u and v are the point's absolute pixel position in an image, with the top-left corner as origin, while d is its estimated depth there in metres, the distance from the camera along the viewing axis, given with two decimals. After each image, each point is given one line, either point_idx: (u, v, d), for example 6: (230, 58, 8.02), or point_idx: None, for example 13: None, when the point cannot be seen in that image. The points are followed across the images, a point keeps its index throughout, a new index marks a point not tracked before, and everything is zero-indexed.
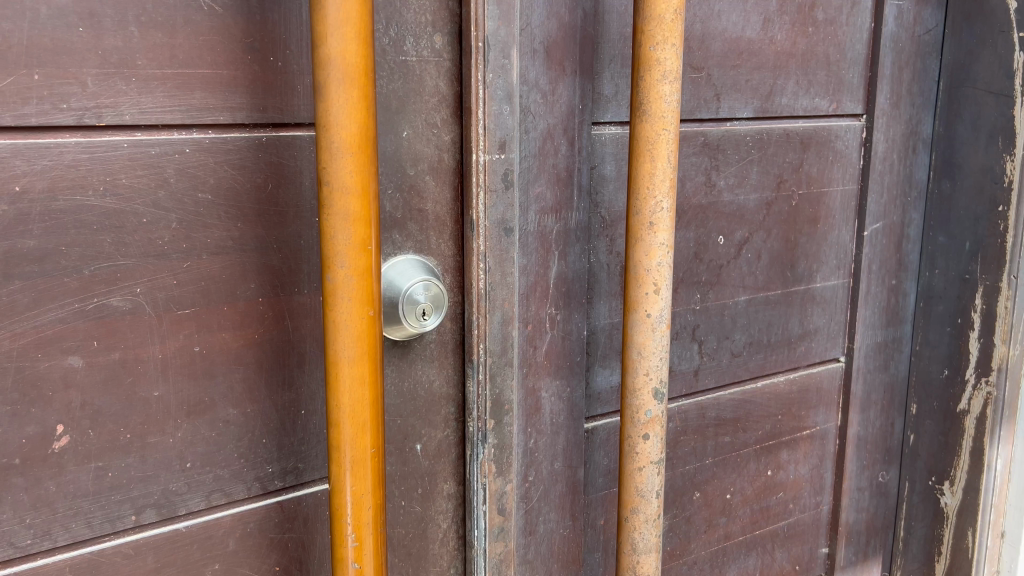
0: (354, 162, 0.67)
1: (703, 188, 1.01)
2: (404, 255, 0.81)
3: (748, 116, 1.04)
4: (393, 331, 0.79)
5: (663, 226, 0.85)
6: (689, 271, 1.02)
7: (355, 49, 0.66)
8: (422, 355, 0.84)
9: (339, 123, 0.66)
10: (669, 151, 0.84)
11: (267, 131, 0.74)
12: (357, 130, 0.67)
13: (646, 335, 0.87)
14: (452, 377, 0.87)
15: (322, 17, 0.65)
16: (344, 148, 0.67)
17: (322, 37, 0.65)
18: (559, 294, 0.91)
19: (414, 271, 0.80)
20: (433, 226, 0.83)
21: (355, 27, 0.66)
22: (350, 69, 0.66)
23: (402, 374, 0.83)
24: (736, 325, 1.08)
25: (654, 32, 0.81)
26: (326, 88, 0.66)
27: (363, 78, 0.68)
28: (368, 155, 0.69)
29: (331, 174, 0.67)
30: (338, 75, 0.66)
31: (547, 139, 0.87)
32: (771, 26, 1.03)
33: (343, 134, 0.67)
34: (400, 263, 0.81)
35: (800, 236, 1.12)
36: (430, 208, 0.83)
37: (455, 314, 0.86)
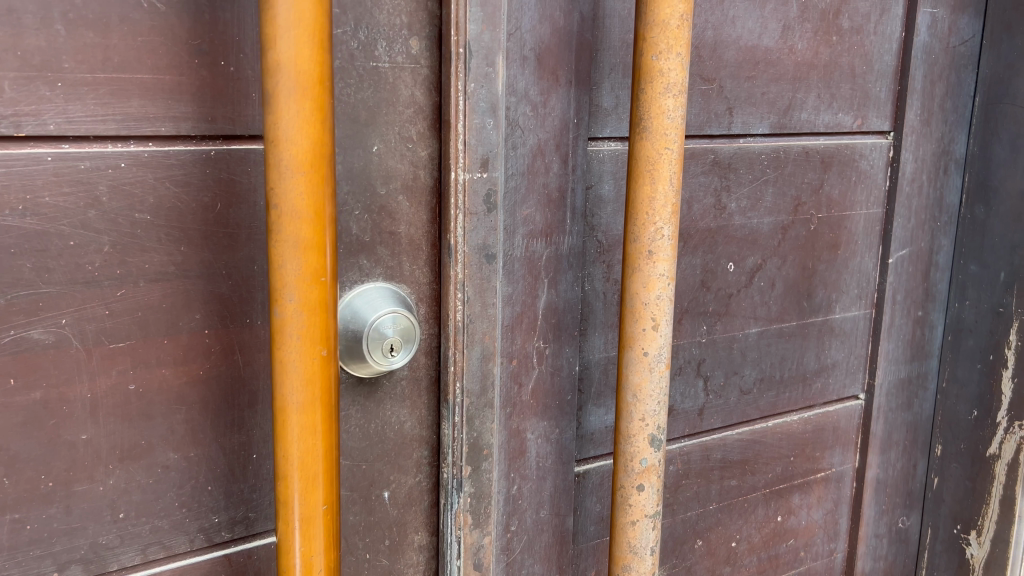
0: (306, 182, 0.59)
1: (712, 210, 0.93)
2: (377, 282, 0.74)
3: (763, 132, 0.95)
4: (355, 368, 0.71)
5: (664, 256, 0.77)
6: (694, 300, 0.94)
7: (309, 56, 0.59)
8: (392, 394, 0.76)
9: (288, 138, 0.59)
10: (672, 173, 0.75)
11: (217, 143, 0.66)
12: (310, 146, 0.60)
13: (642, 375, 0.78)
14: (426, 417, 0.78)
15: (271, 17, 0.57)
16: (294, 167, 0.59)
17: (272, 40, 0.57)
18: (547, 325, 0.83)
19: (382, 301, 0.73)
20: (407, 250, 0.75)
21: (309, 30, 0.58)
22: (303, 77, 0.59)
23: (370, 414, 0.75)
24: (746, 359, 1.00)
25: (657, 39, 0.73)
26: (275, 98, 0.58)
27: (319, 88, 0.60)
28: (323, 175, 0.61)
29: (279, 196, 0.59)
30: (288, 84, 0.58)
31: (537, 155, 0.79)
32: (790, 34, 0.94)
33: (293, 151, 0.59)
34: (371, 292, 0.73)
35: (819, 263, 1.03)
36: (403, 230, 0.74)
37: (430, 347, 0.77)
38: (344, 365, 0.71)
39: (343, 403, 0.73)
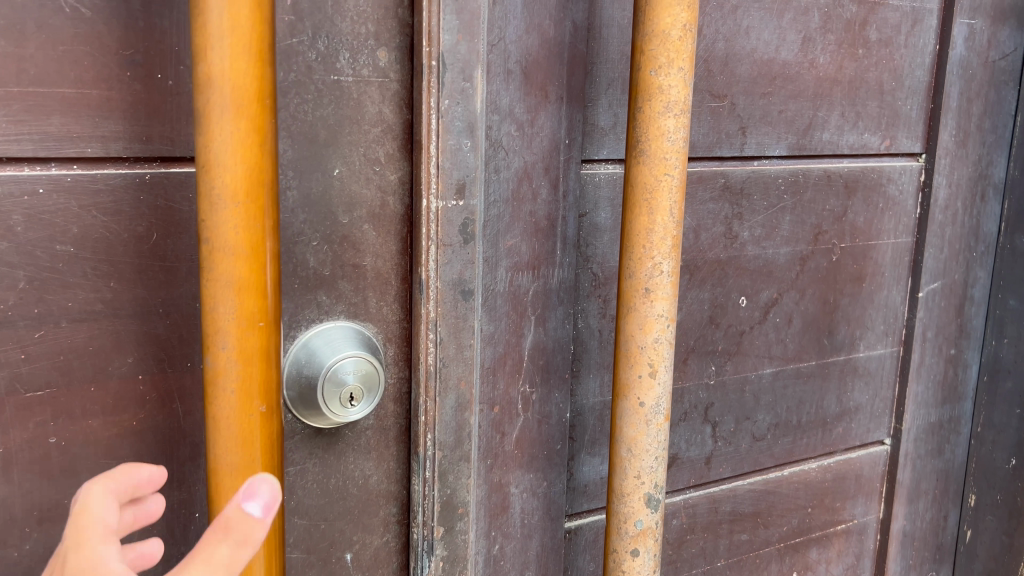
0: (241, 213, 0.52)
1: (723, 240, 0.84)
2: (343, 321, 0.66)
3: (780, 154, 0.86)
4: (311, 417, 0.64)
5: (663, 294, 0.68)
6: (701, 338, 0.85)
7: (247, 70, 0.51)
8: (356, 445, 0.68)
9: (221, 164, 0.51)
10: (673, 202, 0.67)
11: (153, 166, 0.59)
12: (247, 172, 0.52)
13: (637, 427, 0.70)
14: (395, 471, 0.71)
15: (203, 26, 0.50)
16: (229, 195, 0.52)
17: (202, 51, 0.50)
18: (534, 367, 0.75)
19: (344, 341, 0.65)
20: (373, 284, 0.67)
21: (245, 40, 0.51)
22: (239, 93, 0.51)
23: (330, 468, 0.67)
24: (759, 403, 0.91)
25: (657, 51, 0.64)
26: (206, 117, 0.51)
27: (259, 106, 0.52)
28: (263, 205, 0.53)
29: (211, 229, 0.52)
30: (222, 102, 0.51)
31: (523, 180, 0.70)
32: (811, 47, 0.85)
33: (226, 178, 0.52)
34: (335, 332, 0.65)
35: (841, 297, 0.94)
36: (369, 263, 0.66)
37: (399, 393, 0.69)
38: (299, 415, 0.63)
39: (298, 457, 0.65)
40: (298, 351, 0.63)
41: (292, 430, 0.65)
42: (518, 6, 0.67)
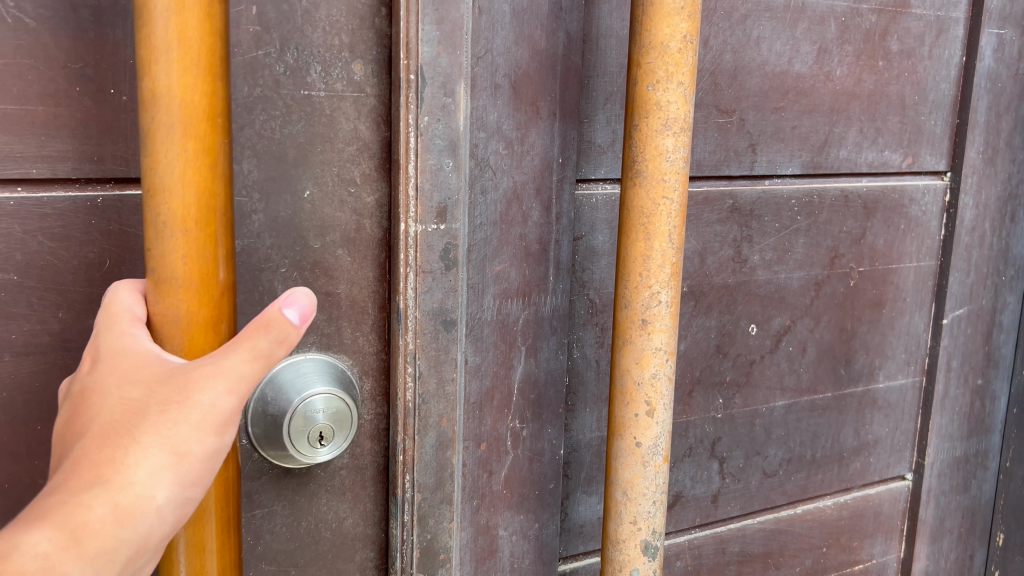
0: (188, 242, 0.48)
1: (732, 264, 0.79)
2: (316, 352, 0.61)
3: (793, 173, 0.81)
4: (276, 455, 0.59)
5: (661, 326, 0.63)
6: (707, 369, 0.80)
7: (197, 86, 0.47)
8: (329, 486, 0.64)
9: (167, 189, 0.47)
10: (672, 227, 0.62)
11: (106, 188, 0.54)
12: (195, 197, 0.48)
13: (633, 470, 0.65)
14: (373, 513, 0.66)
15: (149, 38, 0.46)
16: (175, 223, 0.48)
17: (146, 66, 0.46)
18: (524, 401, 0.70)
19: (315, 376, 0.60)
20: (348, 313, 0.62)
21: (194, 54, 0.47)
22: (187, 111, 0.47)
23: (301, 511, 0.63)
24: (771, 438, 0.85)
25: (654, 65, 0.59)
26: (152, 138, 0.47)
27: (210, 125, 0.48)
28: (214, 233, 0.49)
29: (158, 259, 0.48)
30: (168, 121, 0.47)
31: (512, 202, 0.66)
32: (827, 58, 0.80)
33: (173, 204, 0.47)
34: (308, 364, 0.60)
35: (859, 324, 0.88)
36: (343, 291, 0.62)
37: (377, 430, 0.65)
38: (264, 453, 0.59)
39: (265, 499, 0.61)
40: (267, 383, 0.58)
41: (258, 470, 0.60)
42: (507, 16, 0.62)
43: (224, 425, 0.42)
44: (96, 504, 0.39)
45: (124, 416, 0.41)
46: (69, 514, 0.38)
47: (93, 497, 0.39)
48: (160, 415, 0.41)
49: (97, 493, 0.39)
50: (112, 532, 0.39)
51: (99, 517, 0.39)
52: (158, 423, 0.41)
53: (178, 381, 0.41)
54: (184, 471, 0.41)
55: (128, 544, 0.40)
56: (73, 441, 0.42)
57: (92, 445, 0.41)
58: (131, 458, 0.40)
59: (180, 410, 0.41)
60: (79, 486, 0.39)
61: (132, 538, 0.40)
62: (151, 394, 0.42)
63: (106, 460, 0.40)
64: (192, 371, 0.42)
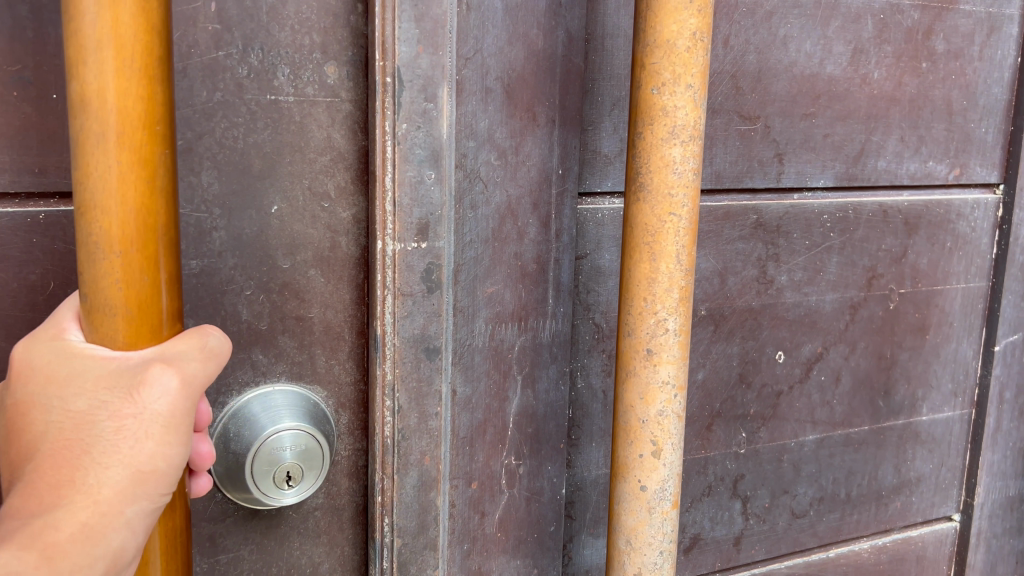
0: (123, 266, 0.42)
1: (756, 285, 0.72)
2: (288, 384, 0.56)
3: (826, 185, 0.73)
4: (244, 498, 0.53)
5: (668, 357, 0.56)
6: (728, 401, 0.73)
7: (131, 90, 0.41)
8: (302, 528, 0.58)
9: (99, 205, 0.41)
10: (680, 246, 0.55)
11: (50, 204, 0.49)
12: (132, 215, 0.42)
13: (638, 516, 0.58)
14: (351, 557, 0.60)
15: (77, 36, 0.40)
16: (108, 244, 0.42)
17: (73, 67, 0.40)
18: (520, 436, 0.63)
19: (286, 412, 0.54)
20: (322, 339, 0.57)
21: (129, 53, 0.41)
22: (121, 117, 0.41)
23: (271, 556, 0.57)
24: (800, 475, 0.78)
25: (660, 66, 0.53)
26: (82, 149, 0.41)
27: (148, 134, 0.42)
28: (154, 255, 0.43)
29: (90, 285, 0.42)
30: (99, 130, 0.41)
31: (506, 218, 0.59)
32: (864, 60, 0.72)
33: (107, 222, 0.42)
34: (279, 398, 0.55)
35: (900, 351, 0.80)
36: (317, 315, 0.56)
37: (355, 467, 0.59)
38: (230, 492, 0.53)
39: (230, 543, 0.55)
40: (231, 418, 0.53)
41: (222, 512, 0.55)
42: (499, 13, 0.57)
43: (180, 430, 0.42)
44: (64, 523, 0.39)
45: (75, 432, 0.40)
46: (36, 536, 0.38)
47: (59, 517, 0.39)
48: (115, 429, 0.40)
49: (63, 514, 0.39)
50: (84, 549, 0.39)
51: (68, 537, 0.39)
52: (114, 437, 0.40)
53: (128, 391, 0.40)
54: (147, 482, 0.41)
55: (102, 559, 0.40)
56: (24, 457, 0.41)
57: (45, 463, 0.40)
58: (92, 477, 0.40)
59: (136, 421, 0.41)
60: (41, 509, 0.39)
61: (103, 553, 0.40)
62: (101, 406, 0.41)
63: (66, 480, 0.40)
64: (140, 378, 0.41)
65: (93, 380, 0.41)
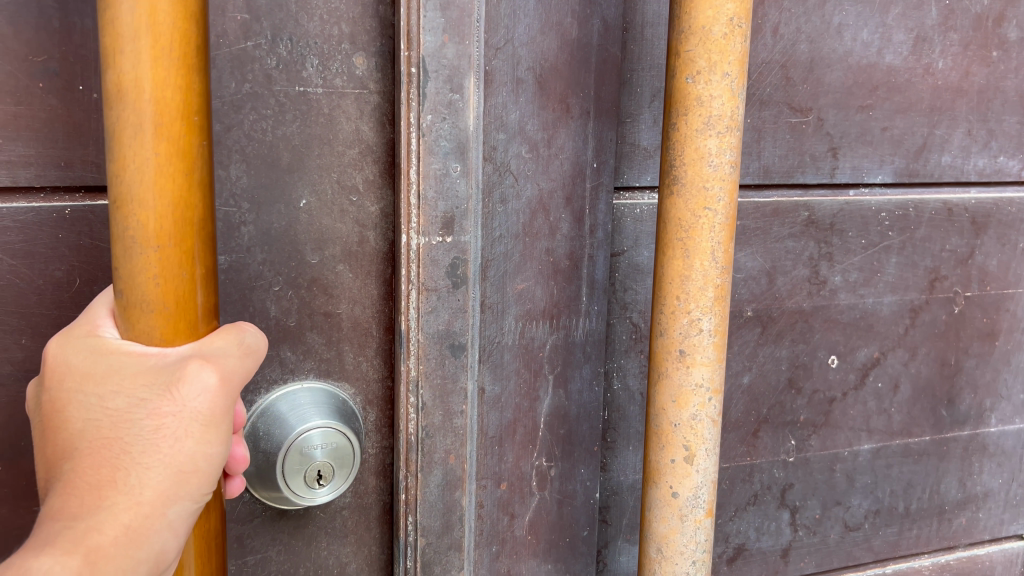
0: (161, 260, 0.41)
1: (807, 286, 0.69)
2: (316, 380, 0.55)
3: (885, 182, 0.70)
4: (273, 496, 0.52)
5: (702, 359, 0.54)
6: (777, 406, 0.70)
7: (169, 80, 0.40)
8: (330, 528, 0.57)
9: (137, 199, 0.41)
10: (714, 241, 0.52)
11: (76, 199, 0.49)
12: (169, 209, 0.41)
13: (669, 524, 0.56)
14: (377, 557, 0.60)
15: (113, 25, 0.39)
16: (145, 238, 0.41)
17: (109, 57, 0.40)
18: (552, 438, 0.62)
19: (314, 410, 0.53)
20: (349, 336, 0.56)
21: (166, 43, 0.40)
22: (159, 109, 0.40)
23: (298, 556, 0.57)
24: (854, 486, 0.74)
25: (694, 54, 0.51)
26: (119, 141, 0.41)
27: (185, 125, 0.42)
28: (191, 249, 0.43)
29: (127, 282, 0.41)
30: (136, 123, 0.40)
31: (537, 213, 0.58)
32: (928, 48, 0.68)
33: (144, 216, 0.41)
34: (310, 396, 0.54)
35: (965, 358, 0.76)
36: (345, 311, 0.56)
37: (381, 466, 0.59)
38: (259, 491, 0.52)
39: (258, 543, 0.55)
40: (259, 416, 0.52)
41: (250, 512, 0.54)
42: (531, 1, 0.55)
43: (220, 428, 0.41)
44: (107, 525, 0.38)
45: (113, 431, 0.40)
46: (80, 539, 0.37)
47: (103, 519, 0.38)
48: (153, 428, 0.40)
49: (105, 515, 0.38)
50: (128, 551, 0.38)
51: (112, 539, 0.38)
52: (153, 436, 0.40)
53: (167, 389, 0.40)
54: (188, 483, 0.41)
55: (145, 561, 0.39)
56: (62, 457, 0.40)
57: (85, 464, 0.39)
58: (133, 477, 0.39)
59: (175, 421, 0.40)
60: (84, 510, 0.38)
61: (146, 556, 0.39)
62: (139, 405, 0.40)
63: (107, 480, 0.39)
64: (177, 375, 0.40)
65: (130, 378, 0.41)
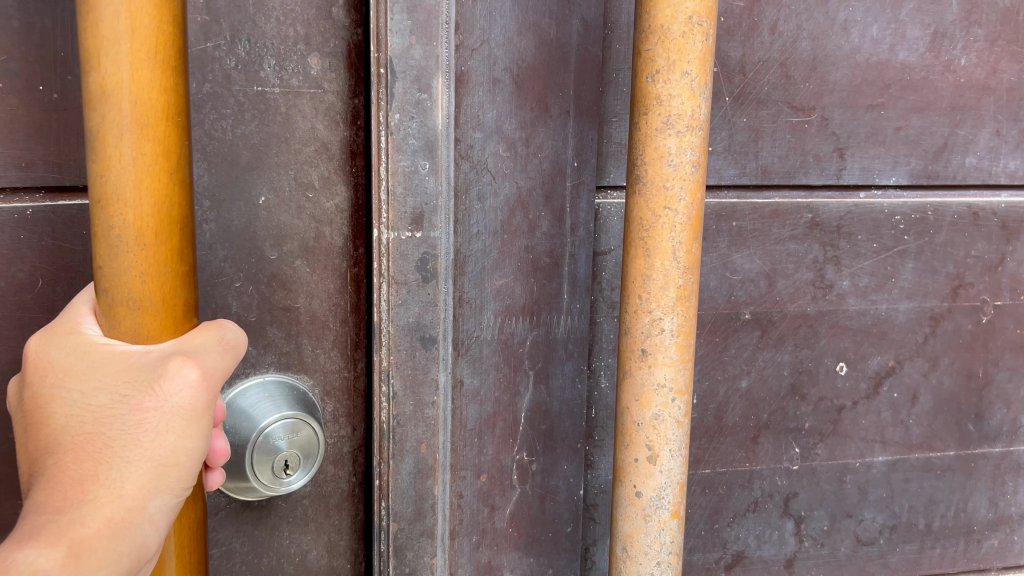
0: (151, 260, 0.39)
1: (812, 289, 0.67)
2: (274, 373, 0.57)
3: (900, 184, 0.67)
4: (239, 487, 0.54)
5: (665, 359, 0.54)
6: (778, 412, 0.68)
7: (153, 81, 0.38)
8: (292, 517, 0.60)
9: (122, 199, 0.38)
10: (677, 240, 0.52)
11: (37, 199, 0.52)
12: (155, 208, 0.39)
13: (634, 523, 0.56)
14: (339, 543, 0.62)
15: (93, 24, 0.37)
16: (133, 237, 0.38)
17: (91, 57, 0.37)
18: (533, 433, 0.62)
19: (276, 403, 0.55)
20: (308, 329, 0.58)
21: (151, 44, 0.37)
22: (143, 108, 0.38)
23: (262, 546, 0.59)
24: (867, 499, 0.72)
25: (654, 52, 0.51)
26: (101, 141, 0.38)
27: (171, 124, 0.39)
28: (178, 247, 0.40)
29: (110, 280, 0.39)
30: (120, 122, 0.37)
31: (516, 210, 0.59)
32: (948, 44, 0.65)
33: (130, 215, 0.38)
34: (269, 388, 0.56)
35: (996, 370, 0.72)
36: (303, 304, 0.58)
37: (340, 454, 0.61)
38: (225, 482, 0.54)
39: (223, 536, 0.57)
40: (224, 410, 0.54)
41: (215, 505, 0.57)
42: (507, 3, 0.56)
43: (203, 422, 0.39)
44: (89, 519, 0.36)
45: (96, 425, 0.37)
46: (62, 533, 0.35)
47: (85, 513, 0.36)
48: (136, 422, 0.37)
49: (87, 510, 0.36)
50: (110, 546, 0.36)
51: (95, 533, 0.36)
52: (136, 431, 0.37)
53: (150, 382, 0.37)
54: (170, 477, 0.38)
55: (127, 558, 0.37)
56: (39, 453, 0.38)
57: (68, 459, 0.37)
58: (115, 472, 0.37)
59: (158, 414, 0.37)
60: (66, 505, 0.36)
61: (129, 550, 0.37)
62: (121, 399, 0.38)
63: (90, 474, 0.37)
64: (159, 367, 0.38)
65: (112, 373, 0.38)
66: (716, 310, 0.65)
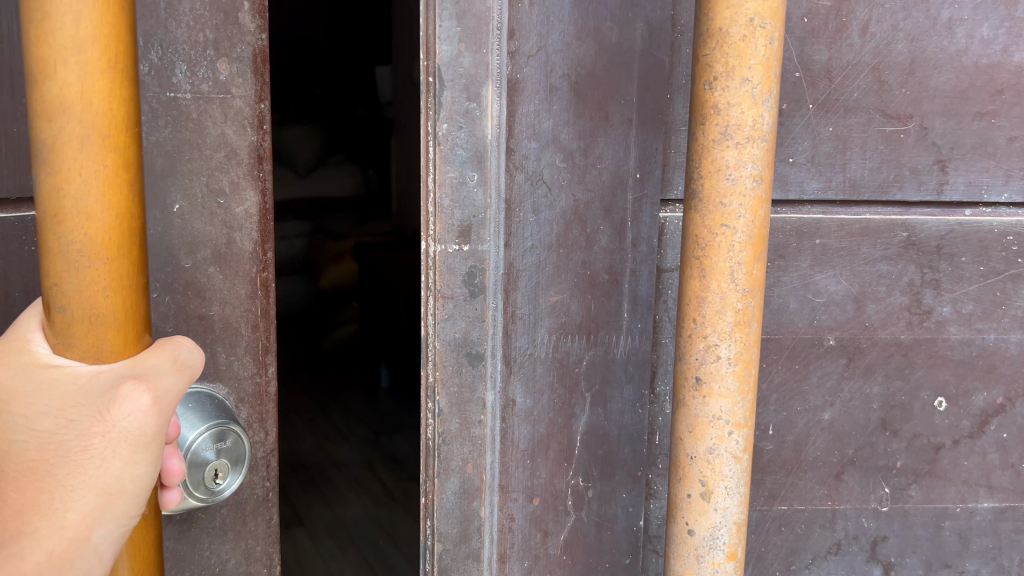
0: (114, 274, 0.35)
1: (907, 315, 0.61)
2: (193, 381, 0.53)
3: (1011, 200, 0.61)
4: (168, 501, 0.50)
5: (721, 389, 0.50)
6: (866, 449, 0.62)
7: (113, 92, 0.35)
8: (210, 527, 0.55)
9: (82, 213, 0.34)
10: (735, 261, 0.48)
11: None
12: (116, 221, 0.35)
13: (687, 564, 0.52)
14: (257, 548, 0.57)
15: (47, 35, 0.33)
16: (94, 252, 0.35)
17: (48, 68, 0.33)
18: (588, 458, 0.59)
19: (193, 412, 0.51)
20: (222, 337, 0.54)
21: (114, 54, 0.35)
22: (104, 120, 0.35)
23: (184, 560, 0.55)
24: (971, 548, 0.65)
25: (713, 58, 0.47)
26: (56, 154, 0.34)
27: (129, 133, 0.36)
28: (136, 259, 0.36)
29: (67, 296, 0.35)
30: (80, 133, 0.34)
31: (573, 225, 0.56)
32: None
33: (90, 229, 0.35)
34: (188, 397, 0.51)
35: None
36: (217, 312, 0.54)
37: (258, 459, 0.56)
38: None
39: None
40: None
41: None
42: (565, 7, 0.53)
43: (153, 446, 0.36)
44: (30, 553, 0.34)
45: (41, 451, 0.35)
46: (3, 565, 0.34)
47: (24, 547, 0.34)
48: (81, 448, 0.35)
49: (28, 542, 0.34)
50: None
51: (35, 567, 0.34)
52: (82, 458, 0.35)
53: (98, 409, 0.35)
54: (119, 505, 0.36)
55: None
56: None
57: (9, 487, 0.35)
58: (59, 502, 0.35)
59: (104, 440, 0.35)
60: (6, 536, 0.34)
61: None
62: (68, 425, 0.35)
63: (32, 504, 0.35)
64: (108, 391, 0.35)
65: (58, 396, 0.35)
66: (797, 334, 0.60)
